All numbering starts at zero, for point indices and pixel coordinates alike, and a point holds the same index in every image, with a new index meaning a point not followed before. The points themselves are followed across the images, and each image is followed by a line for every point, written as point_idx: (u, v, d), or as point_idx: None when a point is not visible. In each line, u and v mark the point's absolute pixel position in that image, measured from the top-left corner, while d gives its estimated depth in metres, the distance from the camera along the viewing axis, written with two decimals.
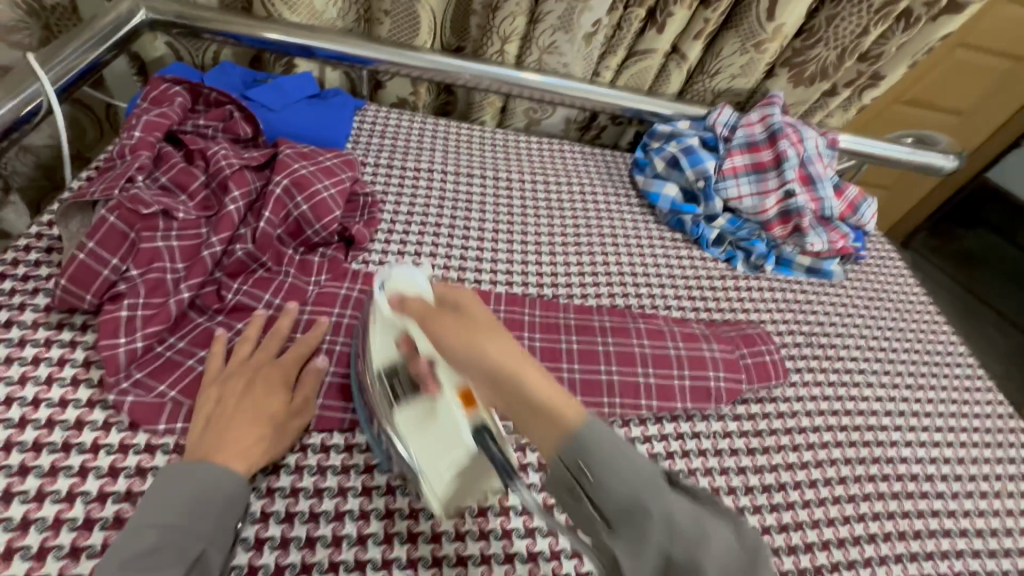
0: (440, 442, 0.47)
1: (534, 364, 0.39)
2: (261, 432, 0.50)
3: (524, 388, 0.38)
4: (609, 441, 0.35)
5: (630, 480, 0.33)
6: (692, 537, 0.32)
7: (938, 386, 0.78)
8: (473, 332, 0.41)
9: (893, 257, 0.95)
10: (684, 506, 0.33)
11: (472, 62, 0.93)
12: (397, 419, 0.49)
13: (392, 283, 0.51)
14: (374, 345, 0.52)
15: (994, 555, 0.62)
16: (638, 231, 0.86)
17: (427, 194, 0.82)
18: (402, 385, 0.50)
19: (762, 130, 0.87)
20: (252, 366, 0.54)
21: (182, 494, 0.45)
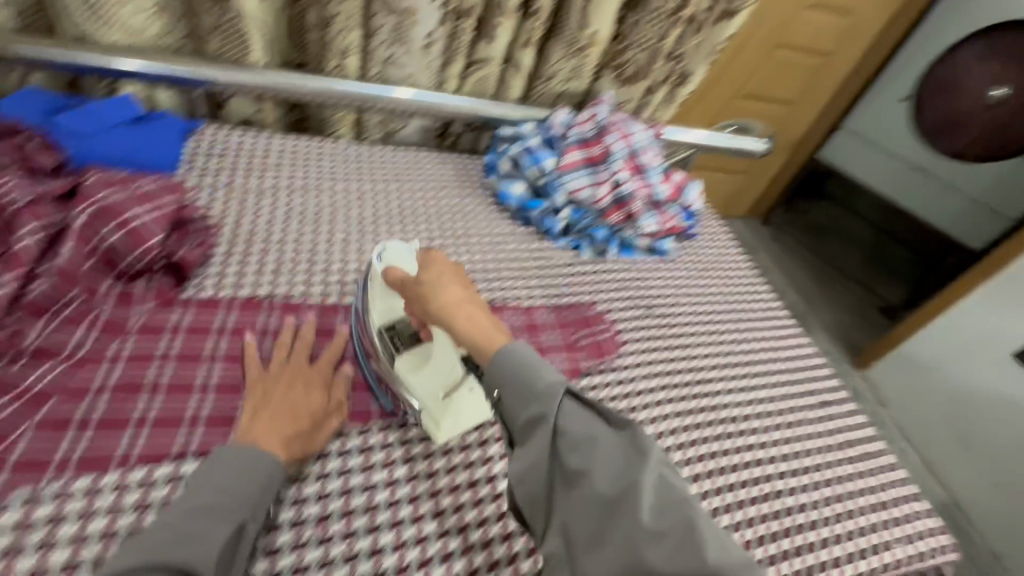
0: (438, 374, 0.64)
1: (477, 310, 0.54)
2: (301, 426, 0.58)
3: (468, 320, 0.53)
4: (521, 363, 0.49)
5: (531, 398, 0.47)
6: (577, 439, 0.44)
7: (758, 338, 0.89)
8: (437, 280, 0.57)
9: (720, 233, 1.08)
10: (575, 420, 0.46)
11: (314, 79, 0.92)
12: (397, 365, 0.64)
13: (389, 257, 0.68)
14: (374, 307, 0.67)
15: (797, 473, 0.71)
16: (488, 228, 0.91)
17: (271, 211, 0.81)
18: (399, 339, 0.66)
19: (591, 127, 0.95)
20: (293, 370, 0.63)
21: (241, 465, 0.52)
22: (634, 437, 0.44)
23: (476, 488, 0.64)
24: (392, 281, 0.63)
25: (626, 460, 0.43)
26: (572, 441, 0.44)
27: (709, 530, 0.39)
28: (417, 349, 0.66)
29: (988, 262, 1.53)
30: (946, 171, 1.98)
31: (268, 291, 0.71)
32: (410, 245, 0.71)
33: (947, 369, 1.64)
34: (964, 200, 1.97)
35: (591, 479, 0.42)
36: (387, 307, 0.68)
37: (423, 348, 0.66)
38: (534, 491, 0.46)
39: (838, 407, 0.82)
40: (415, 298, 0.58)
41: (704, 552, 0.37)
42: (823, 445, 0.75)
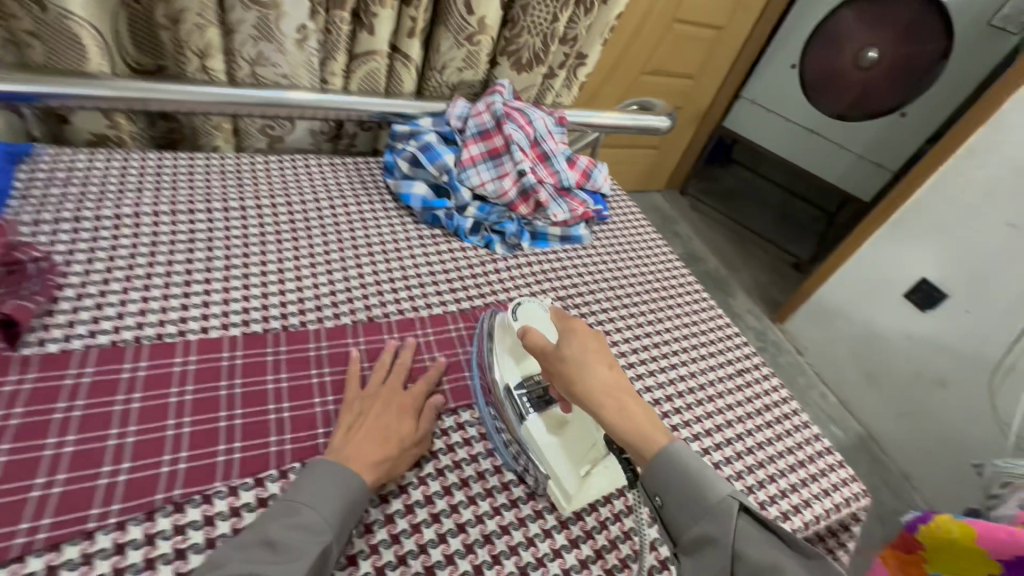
0: (576, 445, 0.60)
1: (635, 402, 0.54)
2: (391, 452, 0.54)
3: (623, 410, 0.53)
4: (689, 473, 0.48)
5: (701, 513, 0.47)
6: (756, 566, 0.43)
7: (677, 314, 0.90)
8: (595, 356, 0.56)
9: (632, 212, 1.08)
10: (752, 543, 0.44)
11: (173, 84, 0.81)
12: (528, 426, 0.60)
13: (524, 316, 0.67)
14: (501, 364, 0.65)
15: (720, 446, 0.72)
16: (389, 232, 0.85)
17: (132, 241, 0.70)
18: (531, 401, 0.62)
19: (489, 117, 0.92)
20: (388, 393, 0.60)
21: (331, 485, 0.49)
22: (818, 564, 0.43)
23: (392, 523, 0.53)
24: (530, 348, 0.60)
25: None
26: (752, 566, 0.43)
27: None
28: (554, 414, 0.62)
29: (873, 216, 1.66)
30: (833, 132, 2.10)
31: (132, 334, 0.60)
32: (543, 304, 0.70)
33: (851, 316, 1.78)
34: (851, 157, 2.11)
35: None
36: (516, 363, 0.65)
37: (560, 415, 0.62)
38: None
39: (753, 373, 0.84)
40: (557, 373, 0.57)
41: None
42: (742, 414, 0.77)
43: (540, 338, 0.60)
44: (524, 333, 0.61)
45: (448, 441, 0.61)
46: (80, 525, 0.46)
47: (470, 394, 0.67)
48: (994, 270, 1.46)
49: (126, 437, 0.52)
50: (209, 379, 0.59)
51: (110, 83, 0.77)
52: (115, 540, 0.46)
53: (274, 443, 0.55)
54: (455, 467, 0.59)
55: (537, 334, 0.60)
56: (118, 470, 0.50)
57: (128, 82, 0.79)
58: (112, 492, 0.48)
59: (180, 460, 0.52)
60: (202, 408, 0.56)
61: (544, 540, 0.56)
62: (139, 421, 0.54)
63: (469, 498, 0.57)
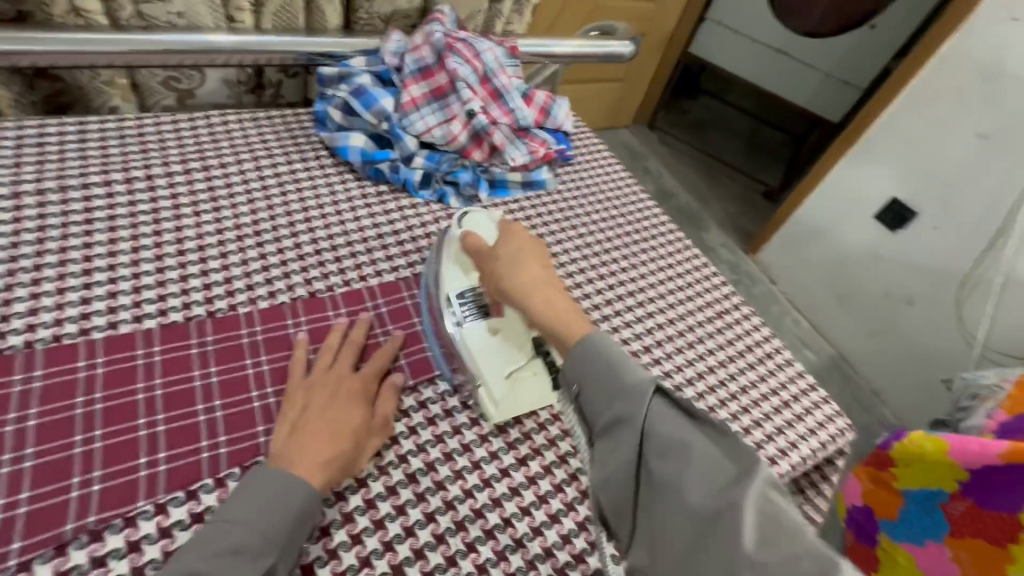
0: (506, 352, 0.57)
1: (560, 297, 0.50)
2: (343, 448, 0.48)
3: (549, 300, 0.50)
4: (602, 356, 0.44)
5: (615, 396, 0.42)
6: (671, 449, 0.39)
7: (650, 258, 0.84)
8: (523, 256, 0.53)
9: (598, 150, 0.99)
10: (665, 423, 0.40)
11: (40, 31, 0.67)
12: (463, 334, 0.58)
13: (468, 223, 0.62)
14: (447, 274, 0.62)
15: (703, 395, 0.68)
16: (329, 193, 0.75)
17: (12, 227, 0.59)
18: (469, 309, 0.59)
19: (429, 52, 0.80)
20: (337, 379, 0.53)
21: (268, 496, 0.44)
22: (734, 446, 0.38)
23: (351, 522, 0.48)
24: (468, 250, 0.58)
25: (727, 474, 0.37)
26: (660, 447, 0.39)
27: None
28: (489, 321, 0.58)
29: (839, 142, 1.62)
30: (801, 51, 2.03)
31: (22, 339, 0.51)
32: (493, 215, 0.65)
33: (822, 241, 1.75)
34: (819, 77, 2.06)
35: (682, 491, 0.37)
36: (462, 273, 0.62)
37: (496, 322, 0.58)
38: (615, 499, 0.41)
39: (733, 314, 0.80)
40: (488, 272, 0.55)
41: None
42: (724, 359, 0.73)
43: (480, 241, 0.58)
44: (465, 239, 0.59)
45: (409, 422, 0.56)
46: None
47: (432, 364, 0.61)
48: (964, 184, 1.44)
49: (22, 462, 0.44)
50: (123, 383, 0.51)
51: None
52: None
53: (205, 447, 0.49)
54: (419, 451, 0.54)
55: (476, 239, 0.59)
56: (16, 502, 0.43)
57: None
58: (11, 528, 0.41)
59: (92, 481, 0.45)
60: (115, 417, 0.48)
61: (522, 518, 0.52)
62: (38, 441, 0.46)
63: (437, 484, 0.52)
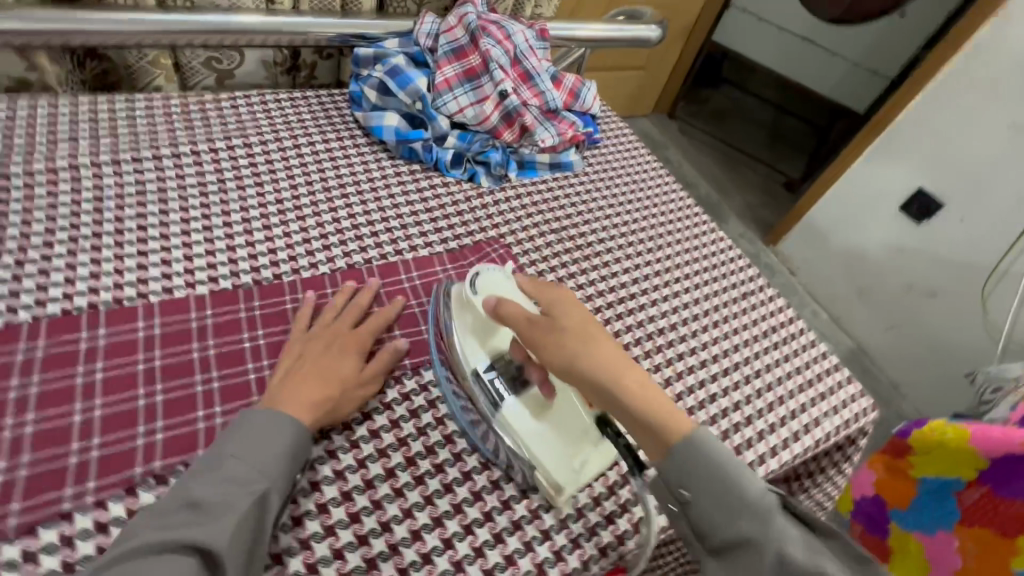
0: (559, 431, 0.54)
1: (642, 377, 0.48)
2: (333, 395, 0.51)
3: (635, 390, 0.47)
4: (717, 465, 0.43)
5: (738, 511, 0.41)
6: (807, 570, 0.38)
7: (676, 239, 0.85)
8: (586, 333, 0.50)
9: (625, 134, 1.00)
10: (796, 544, 0.39)
11: (92, 11, 0.70)
12: (506, 414, 0.54)
13: (483, 286, 0.58)
14: (467, 346, 0.57)
15: (728, 372, 0.70)
16: (364, 171, 0.78)
17: (72, 196, 0.62)
18: (507, 385, 0.56)
19: (463, 32, 0.81)
20: (332, 333, 0.56)
21: (256, 434, 0.46)
22: (865, 572, 0.39)
23: (394, 477, 0.52)
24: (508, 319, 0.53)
25: None
26: (797, 572, 0.38)
27: None
28: (530, 395, 0.56)
29: (863, 133, 1.61)
30: (827, 39, 2.02)
31: (86, 300, 0.55)
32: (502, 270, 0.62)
33: (845, 231, 1.73)
34: (845, 66, 2.04)
35: None
36: (482, 344, 0.58)
37: (537, 396, 0.56)
38: None
39: (758, 296, 0.80)
40: (545, 342, 0.50)
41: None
42: (749, 338, 0.74)
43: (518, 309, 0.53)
44: (498, 306, 0.54)
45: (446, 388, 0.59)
46: (54, 507, 0.42)
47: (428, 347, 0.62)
48: (993, 176, 1.42)
49: (93, 411, 0.48)
50: (179, 342, 0.54)
51: (17, 11, 0.66)
52: (96, 519, 0.43)
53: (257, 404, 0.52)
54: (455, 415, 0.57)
55: (511, 306, 0.54)
56: (89, 446, 0.46)
57: (39, 9, 0.67)
58: (86, 469, 0.45)
59: (156, 430, 0.48)
60: (173, 373, 0.52)
61: None
62: (105, 392, 0.49)
63: (473, 446, 0.56)
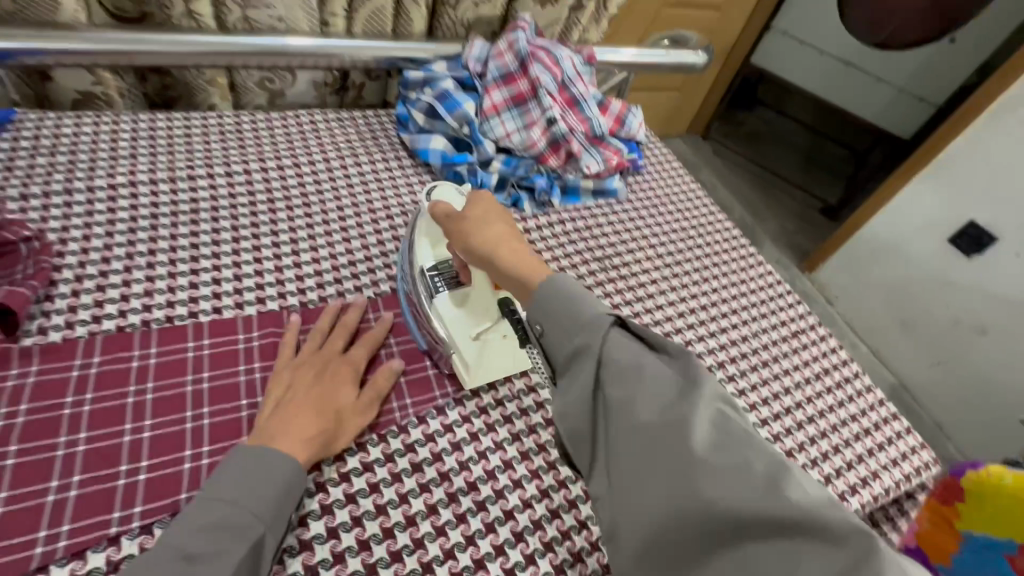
0: (474, 317, 0.59)
1: (523, 248, 0.52)
2: (326, 426, 0.49)
3: (512, 254, 0.51)
4: (560, 295, 0.44)
5: (573, 330, 0.43)
6: (626, 372, 0.40)
7: (721, 272, 0.82)
8: (486, 218, 0.55)
9: (668, 160, 0.98)
10: (621, 349, 0.41)
11: (157, 33, 0.73)
12: (436, 302, 0.59)
13: (438, 196, 0.65)
14: (418, 247, 0.63)
15: (779, 416, 0.66)
16: (409, 193, 0.78)
17: (130, 213, 0.64)
18: (443, 280, 0.61)
19: (513, 58, 0.82)
20: (324, 360, 0.55)
21: (250, 472, 0.44)
22: (684, 366, 0.39)
23: (436, 514, 0.50)
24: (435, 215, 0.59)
25: (674, 392, 0.39)
26: (615, 372, 0.40)
27: (799, 479, 0.34)
28: (460, 291, 0.60)
29: (917, 155, 1.54)
30: (872, 64, 1.97)
31: (139, 318, 0.55)
32: (461, 189, 0.67)
33: (888, 263, 1.66)
34: (891, 91, 1.99)
35: (635, 409, 0.38)
36: (431, 246, 0.63)
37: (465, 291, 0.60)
38: (578, 430, 0.41)
39: (809, 335, 0.77)
40: (455, 231, 0.57)
41: (775, 489, 0.33)
42: (800, 380, 0.71)
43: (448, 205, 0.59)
44: (432, 205, 0.60)
45: (487, 420, 0.58)
46: (102, 531, 0.42)
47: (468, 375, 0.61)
48: None
49: (142, 433, 0.48)
50: (226, 365, 0.54)
51: (88, 35, 0.69)
52: (142, 545, 0.43)
53: None
54: (497, 448, 0.56)
55: (445, 204, 0.60)
56: (137, 469, 0.46)
57: (108, 32, 0.70)
58: (133, 492, 0.45)
59: (202, 455, 0.48)
60: (221, 397, 0.52)
61: (597, 523, 0.53)
62: (154, 414, 0.49)
63: (515, 482, 0.54)
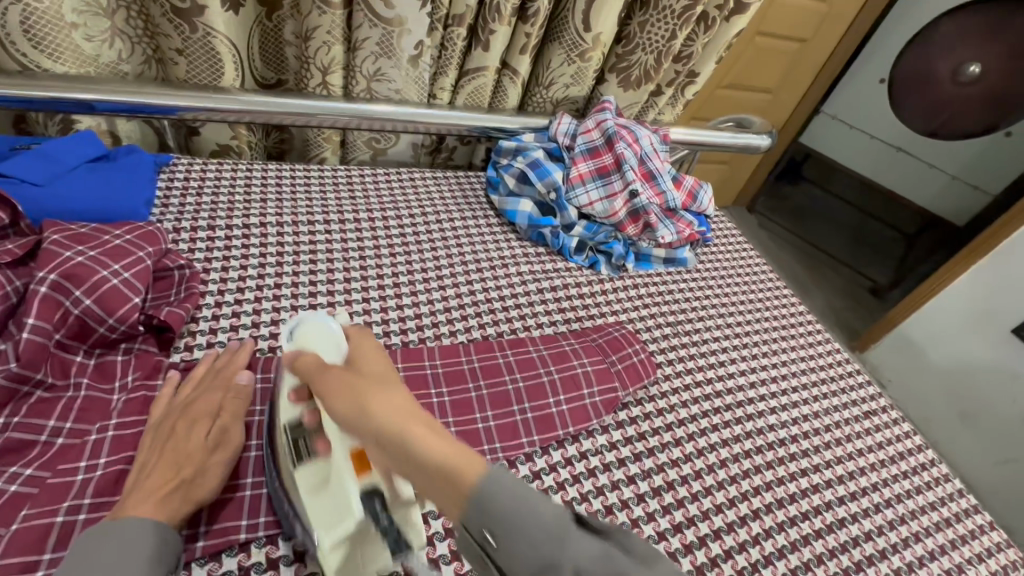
0: (331, 506, 0.44)
1: (424, 421, 0.39)
2: (182, 476, 0.46)
3: (422, 435, 0.38)
4: (505, 497, 0.35)
5: (531, 538, 0.33)
6: None
7: (790, 347, 0.84)
8: (362, 389, 0.41)
9: (734, 234, 1.03)
10: (589, 550, 0.33)
11: (294, 98, 0.84)
12: (295, 479, 0.46)
13: (302, 338, 0.52)
14: (281, 396, 0.50)
15: (855, 496, 0.66)
16: (496, 248, 0.85)
17: (259, 249, 0.72)
18: (304, 444, 0.47)
19: (599, 135, 0.90)
20: (178, 409, 0.51)
21: (107, 551, 0.40)
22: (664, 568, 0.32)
23: None
24: (302, 371, 0.46)
25: None
26: None
27: None
28: (314, 463, 0.46)
29: (976, 243, 1.53)
30: (924, 150, 1.96)
31: (267, 344, 0.63)
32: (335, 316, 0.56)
33: (947, 350, 1.62)
34: (943, 178, 1.96)
35: None
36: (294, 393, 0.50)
37: (321, 465, 0.46)
38: None
39: (881, 416, 0.77)
40: (333, 398, 0.42)
41: None
42: (876, 462, 0.71)
43: (313, 359, 0.47)
44: (294, 359, 0.48)
45: (573, 471, 0.60)
46: (232, 536, 0.48)
47: (554, 424, 0.63)
48: None
49: (265, 449, 0.54)
50: None
51: (242, 97, 0.81)
52: (268, 555, 0.49)
53: None
54: (583, 500, 0.58)
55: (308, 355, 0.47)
56: (261, 482, 0.52)
57: (257, 95, 0.82)
58: (257, 504, 0.50)
59: None
60: None
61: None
62: None
63: None
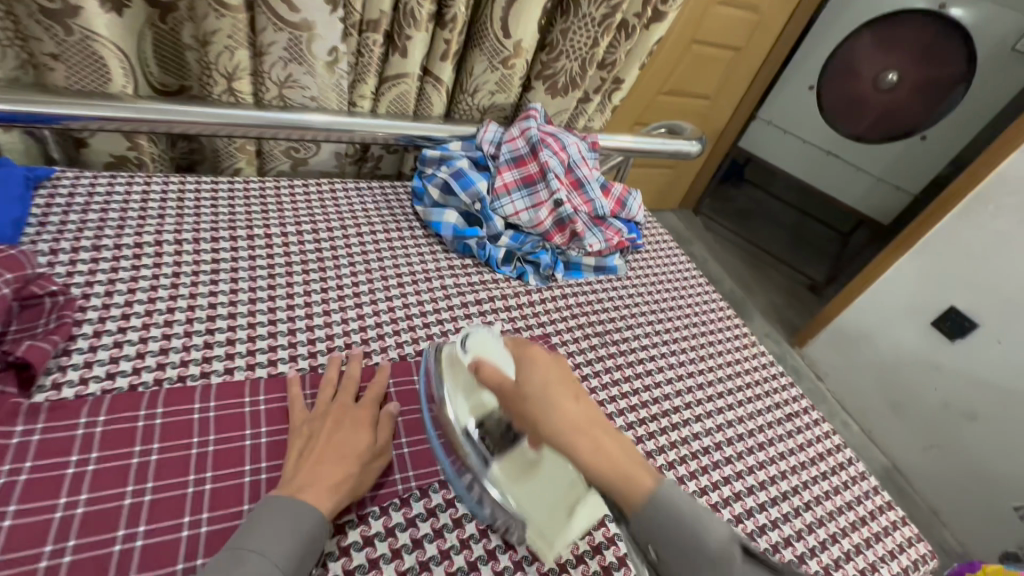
0: (550, 489, 0.50)
1: (609, 440, 0.42)
2: (351, 471, 0.51)
3: (603, 453, 0.41)
4: (683, 517, 0.39)
5: (702, 565, 0.37)
6: None
7: (716, 352, 0.85)
8: (550, 399, 0.43)
9: (665, 240, 1.04)
10: None
11: (195, 105, 0.78)
12: (492, 475, 0.52)
13: (474, 346, 0.55)
14: (456, 402, 0.55)
15: (776, 501, 0.67)
16: (419, 262, 0.81)
17: (154, 270, 0.67)
18: (492, 440, 0.53)
19: (524, 144, 0.88)
20: (339, 409, 0.56)
21: (272, 525, 0.44)
22: None
23: None
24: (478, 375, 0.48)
25: None
26: None
27: None
28: (513, 456, 0.51)
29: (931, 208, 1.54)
30: (852, 153, 2.04)
31: (152, 376, 0.57)
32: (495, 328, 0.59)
33: (874, 342, 1.71)
34: (869, 180, 2.04)
35: None
36: (468, 397, 0.55)
37: (524, 457, 0.51)
38: None
39: (802, 418, 0.79)
40: (514, 405, 0.45)
41: None
42: (797, 464, 0.72)
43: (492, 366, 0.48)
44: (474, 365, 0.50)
45: None
46: None
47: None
48: None
49: (143, 495, 0.48)
50: (232, 428, 0.55)
51: (136, 105, 0.73)
52: None
53: None
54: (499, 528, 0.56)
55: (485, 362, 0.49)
56: (134, 534, 0.46)
57: (152, 101, 0.75)
58: (128, 559, 0.45)
59: (201, 522, 0.48)
60: (224, 460, 0.52)
61: None
62: (158, 475, 0.50)
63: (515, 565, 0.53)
